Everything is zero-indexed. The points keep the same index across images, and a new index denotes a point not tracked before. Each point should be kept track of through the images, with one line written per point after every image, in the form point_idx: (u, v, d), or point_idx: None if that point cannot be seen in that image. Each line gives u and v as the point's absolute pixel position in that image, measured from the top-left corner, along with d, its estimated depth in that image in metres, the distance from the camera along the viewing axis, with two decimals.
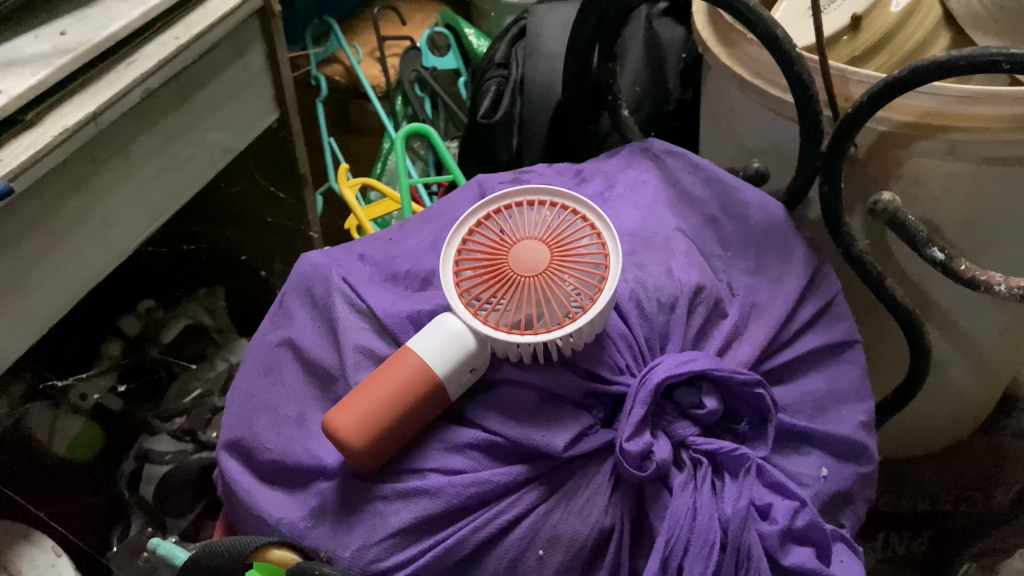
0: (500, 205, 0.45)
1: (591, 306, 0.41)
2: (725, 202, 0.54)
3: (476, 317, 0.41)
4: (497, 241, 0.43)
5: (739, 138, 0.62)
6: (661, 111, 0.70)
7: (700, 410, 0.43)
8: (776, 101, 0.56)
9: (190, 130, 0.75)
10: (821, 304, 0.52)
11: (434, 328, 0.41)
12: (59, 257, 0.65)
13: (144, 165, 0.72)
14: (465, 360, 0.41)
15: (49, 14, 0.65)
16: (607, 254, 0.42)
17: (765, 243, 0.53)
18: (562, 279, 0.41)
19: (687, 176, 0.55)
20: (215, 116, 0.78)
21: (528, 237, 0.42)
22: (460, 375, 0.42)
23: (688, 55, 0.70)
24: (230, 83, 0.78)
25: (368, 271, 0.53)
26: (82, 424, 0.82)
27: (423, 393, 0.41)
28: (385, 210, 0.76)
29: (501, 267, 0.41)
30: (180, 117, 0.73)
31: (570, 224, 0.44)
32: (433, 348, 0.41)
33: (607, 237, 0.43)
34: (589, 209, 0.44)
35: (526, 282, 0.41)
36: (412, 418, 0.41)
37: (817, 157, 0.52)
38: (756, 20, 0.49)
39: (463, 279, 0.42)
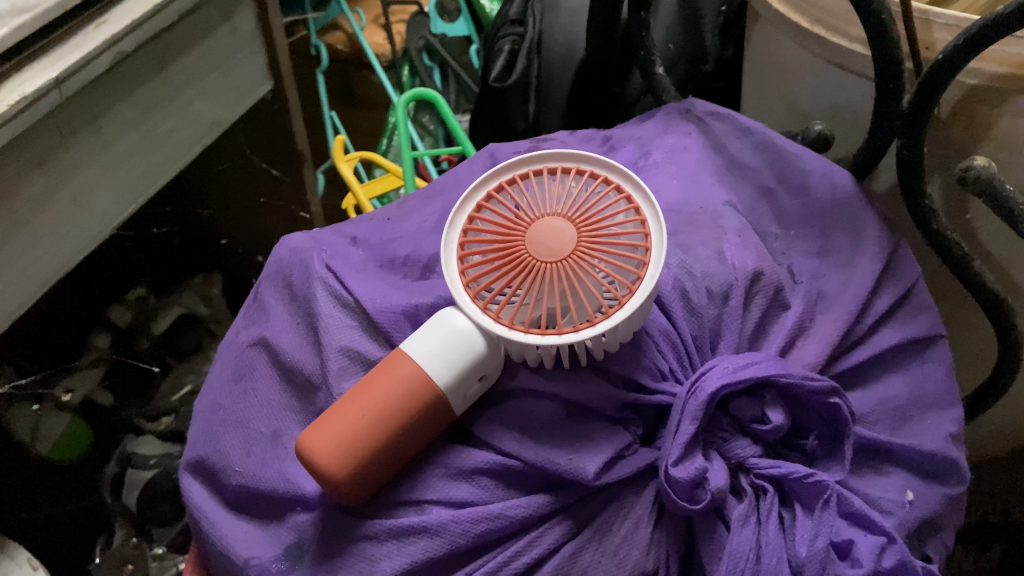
0: (514, 174, 0.37)
1: (628, 299, 0.33)
2: (781, 171, 0.45)
3: (486, 314, 0.33)
4: (511, 219, 0.34)
5: (793, 100, 0.53)
6: (697, 73, 0.62)
7: (763, 426, 0.35)
8: (842, 52, 0.48)
9: (173, 99, 0.67)
10: (900, 292, 0.43)
11: (433, 327, 0.34)
12: (22, 245, 0.57)
13: (119, 139, 0.63)
14: (472, 366, 0.33)
15: None
16: (648, 232, 0.34)
17: (831, 220, 0.44)
18: (592, 265, 0.33)
19: (736, 143, 0.47)
20: (200, 84, 0.69)
21: (549, 214, 0.34)
22: (466, 384, 0.34)
23: (728, 7, 0.61)
24: (216, 48, 0.69)
25: (361, 256, 0.45)
26: (69, 420, 0.72)
27: (420, 412, 0.33)
28: (387, 187, 0.68)
29: (517, 251, 0.33)
30: (160, 84, 0.65)
31: (601, 195, 0.35)
32: (433, 352, 0.33)
33: (647, 212, 0.35)
34: (623, 177, 0.36)
35: (547, 270, 0.33)
36: (406, 441, 0.33)
37: (897, 116, 0.43)
38: None
39: (470, 266, 0.34)
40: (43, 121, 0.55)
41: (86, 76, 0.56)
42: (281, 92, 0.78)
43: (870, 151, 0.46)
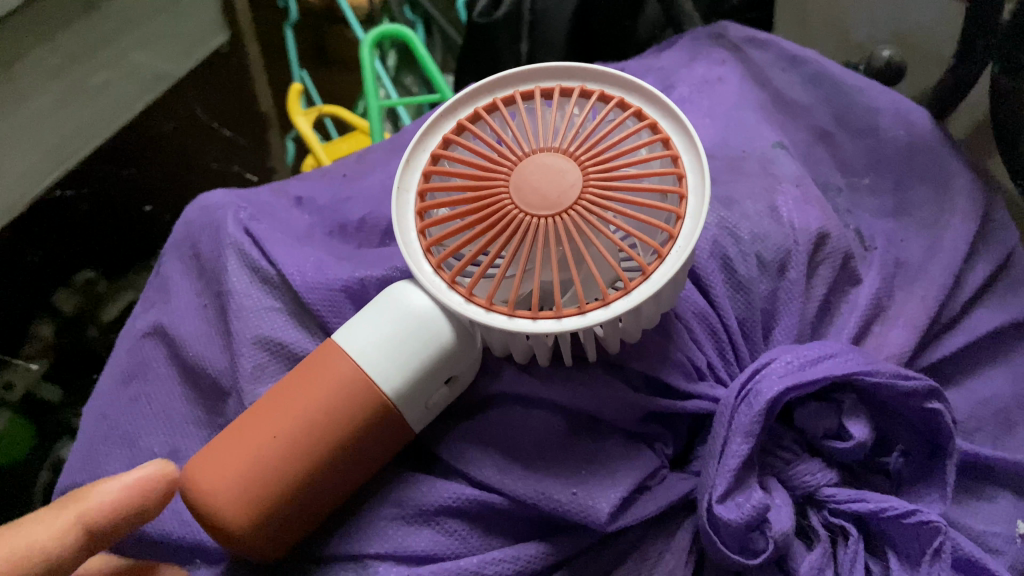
0: (496, 97, 0.26)
1: (655, 268, 0.23)
2: (840, 109, 0.36)
3: (453, 292, 0.23)
4: (487, 158, 0.24)
5: (844, 28, 0.44)
6: None
7: (840, 443, 0.25)
8: None
9: (108, 46, 0.55)
10: (999, 261, 0.33)
11: (380, 309, 0.24)
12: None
13: (38, 93, 0.51)
14: (437, 365, 0.24)
15: None
16: (682, 174, 0.24)
17: (907, 168, 0.34)
18: (605, 220, 0.23)
19: (781, 75, 0.37)
20: (141, 30, 0.57)
21: (544, 149, 0.24)
22: (429, 390, 0.24)
23: None
24: None
25: (306, 221, 0.35)
26: (6, 418, 0.58)
27: (360, 432, 0.23)
28: (354, 147, 0.58)
29: (497, 203, 0.23)
30: (89, 28, 0.53)
31: (614, 123, 0.25)
32: (381, 339, 0.23)
33: (680, 146, 0.25)
34: (645, 98, 0.25)
35: (539, 227, 0.23)
36: (336, 472, 0.24)
37: (995, 32, 0.33)
38: None
39: (433, 223, 0.24)
40: None
41: None
42: (240, 44, 0.68)
43: (956, 82, 0.36)
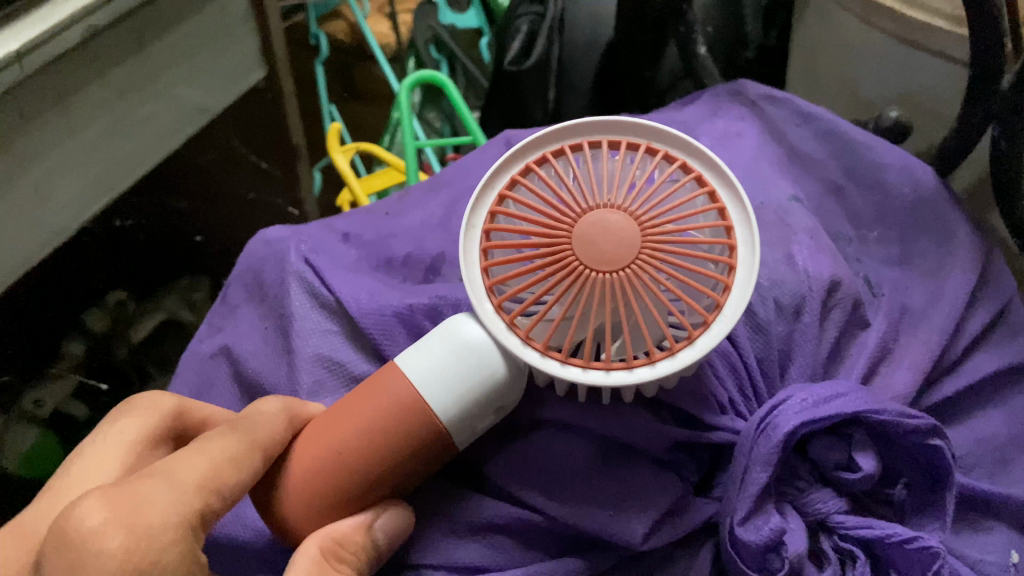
0: (569, 143, 0.29)
1: (700, 333, 0.26)
2: (851, 164, 0.39)
3: (513, 334, 0.26)
4: (555, 207, 0.26)
5: (853, 85, 0.47)
6: (737, 62, 0.58)
7: (849, 474, 0.28)
8: (919, 28, 0.41)
9: (157, 81, 0.57)
10: (996, 310, 0.36)
11: (438, 335, 0.27)
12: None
13: (90, 125, 0.53)
14: (483, 390, 0.27)
15: None
16: (734, 245, 0.26)
17: (911, 221, 0.37)
18: (661, 283, 0.26)
19: (796, 130, 0.40)
20: (189, 65, 0.60)
21: (609, 206, 0.26)
22: (476, 416, 0.27)
23: None
24: (210, 28, 0.60)
25: (354, 255, 0.38)
26: (38, 435, 0.60)
27: (412, 450, 0.27)
28: (387, 182, 0.62)
29: (563, 255, 0.26)
30: (140, 65, 0.55)
31: (676, 185, 0.27)
32: (442, 368, 0.27)
33: (734, 215, 0.27)
34: (707, 164, 0.28)
35: (601, 283, 0.25)
36: (388, 482, 0.27)
37: (995, 99, 0.36)
38: None
39: (500, 264, 0.27)
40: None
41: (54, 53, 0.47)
42: (276, 81, 0.67)
43: (958, 142, 0.39)
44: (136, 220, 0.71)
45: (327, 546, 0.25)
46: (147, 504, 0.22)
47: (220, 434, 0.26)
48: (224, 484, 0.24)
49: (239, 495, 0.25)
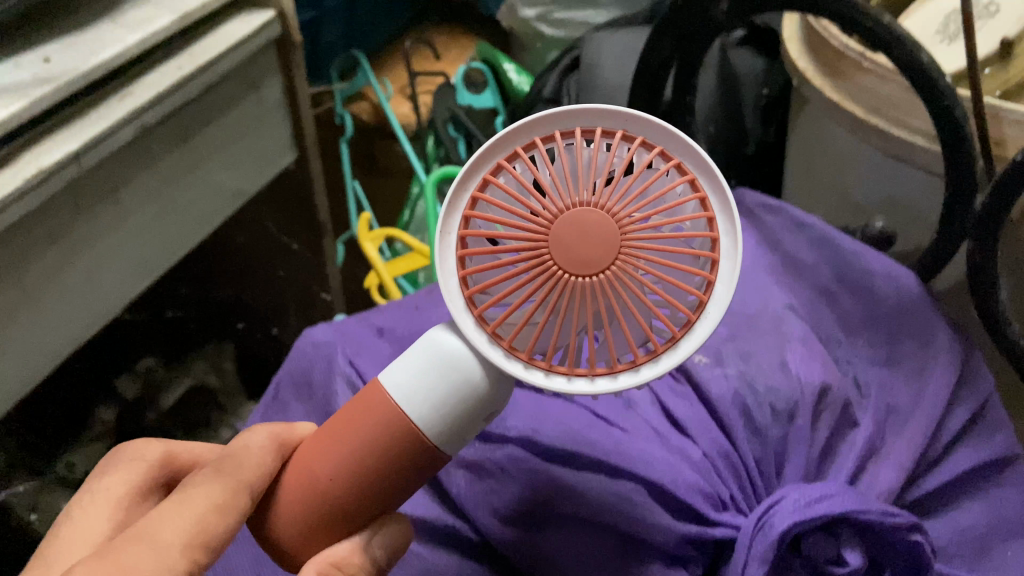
0: (542, 129, 0.28)
1: (682, 333, 0.27)
2: (842, 269, 0.43)
3: (496, 345, 0.28)
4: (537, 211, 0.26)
5: (846, 186, 0.52)
6: (738, 155, 0.63)
7: (840, 569, 0.31)
8: (902, 145, 0.46)
9: (196, 171, 0.62)
10: (975, 408, 0.39)
11: (420, 351, 0.28)
12: (32, 325, 0.52)
13: (137, 212, 0.58)
14: (466, 407, 0.28)
15: (35, 42, 0.55)
16: (716, 239, 0.27)
17: (897, 324, 0.41)
18: (642, 287, 0.26)
19: (791, 237, 0.45)
20: (226, 155, 0.65)
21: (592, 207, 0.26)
22: (463, 425, 0.29)
23: (770, 90, 0.63)
24: (246, 120, 0.65)
25: (389, 348, 0.42)
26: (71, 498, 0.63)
27: (398, 464, 0.28)
28: (412, 266, 0.65)
29: (544, 262, 0.26)
30: (182, 156, 0.60)
31: (656, 177, 0.27)
32: (426, 372, 0.28)
33: (715, 205, 0.27)
34: (686, 150, 0.27)
35: (583, 290, 0.26)
36: (379, 492, 0.29)
37: (970, 216, 0.40)
38: (885, 35, 0.39)
39: (481, 271, 0.27)
40: (61, 193, 0.50)
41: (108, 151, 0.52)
42: (305, 161, 0.72)
43: (938, 252, 0.43)
44: (181, 310, 0.79)
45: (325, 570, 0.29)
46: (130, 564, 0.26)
47: (204, 483, 0.29)
48: (206, 533, 0.28)
49: (229, 537, 0.29)
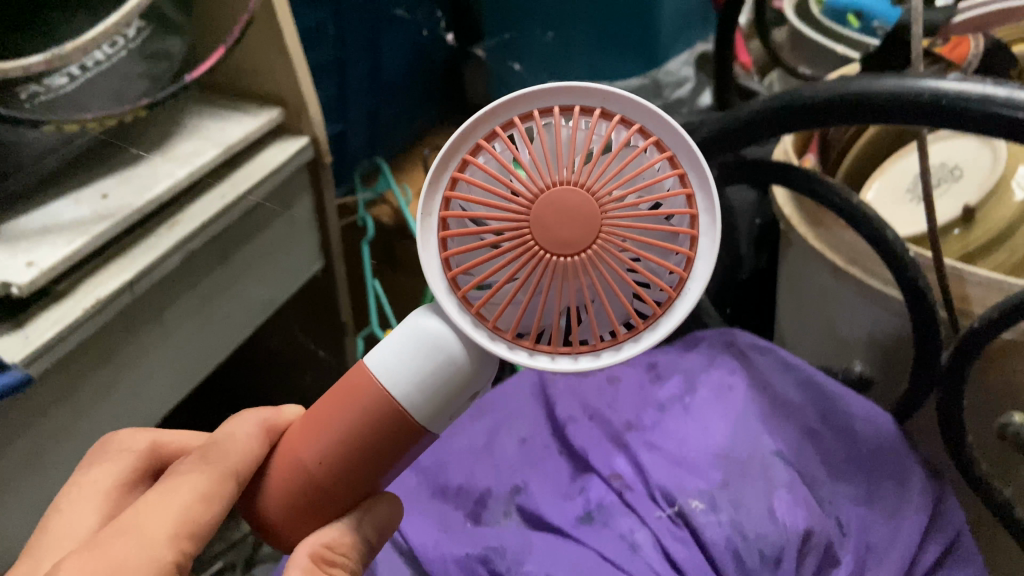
0: (528, 104, 0.33)
1: (662, 308, 0.32)
2: (825, 411, 0.48)
3: (480, 328, 0.33)
4: (519, 190, 0.31)
5: (833, 321, 0.56)
6: (733, 279, 0.69)
7: None
8: (879, 293, 0.51)
9: (208, 277, 0.72)
10: (946, 546, 0.43)
11: (404, 337, 0.34)
12: (67, 418, 0.61)
13: (158, 317, 0.67)
14: (442, 386, 0.34)
15: (91, 178, 0.67)
16: (694, 214, 0.32)
17: (875, 465, 0.46)
18: (616, 258, 0.31)
19: (780, 377, 0.50)
20: (236, 258, 0.75)
21: (570, 182, 0.31)
22: (446, 403, 0.35)
23: (762, 221, 0.69)
24: (254, 220, 0.76)
25: (415, 483, 0.48)
26: None
27: (384, 437, 0.34)
28: None
29: (528, 237, 0.31)
30: (198, 262, 0.70)
31: (632, 151, 0.32)
32: (411, 353, 0.34)
33: (693, 180, 0.32)
34: (662, 127, 0.32)
35: (565, 265, 0.31)
36: (369, 462, 0.35)
37: (937, 369, 0.46)
38: (861, 219, 0.46)
39: (474, 250, 0.32)
40: (101, 308, 0.59)
41: (156, 275, 0.64)
42: None
43: (910, 398, 0.48)
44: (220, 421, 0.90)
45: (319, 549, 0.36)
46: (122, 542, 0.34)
47: (192, 471, 0.37)
48: (194, 518, 0.36)
49: (213, 518, 0.37)
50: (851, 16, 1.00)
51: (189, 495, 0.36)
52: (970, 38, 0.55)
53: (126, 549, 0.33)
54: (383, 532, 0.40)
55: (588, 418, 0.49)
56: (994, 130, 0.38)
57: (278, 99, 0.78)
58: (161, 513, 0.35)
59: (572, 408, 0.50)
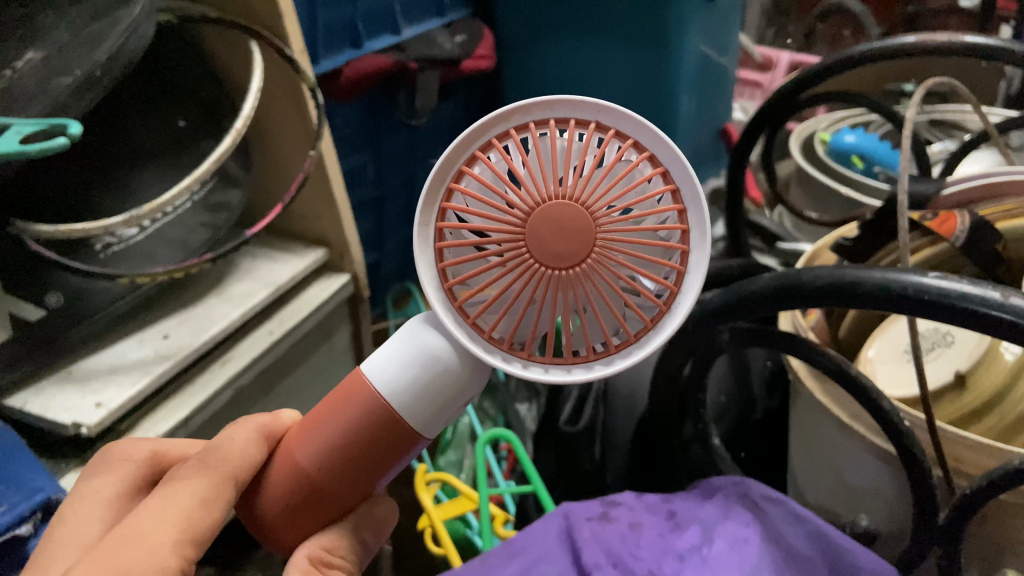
0: (529, 118, 0.41)
1: (653, 321, 0.41)
2: (834, 563, 0.52)
3: (477, 341, 0.42)
4: (516, 203, 0.39)
5: (839, 471, 0.60)
6: (747, 419, 0.75)
7: None
8: (879, 449, 0.54)
9: (251, 408, 0.76)
10: None
11: (407, 349, 0.43)
12: None
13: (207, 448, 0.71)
14: (433, 394, 0.42)
15: (155, 320, 0.73)
16: (684, 229, 0.40)
17: None
18: (606, 269, 0.40)
19: (791, 528, 0.54)
20: (278, 389, 0.80)
21: (565, 195, 0.39)
22: (435, 412, 0.43)
23: (772, 364, 0.77)
24: (298, 351, 0.81)
25: None
26: None
27: (383, 437, 0.43)
28: (458, 509, 0.80)
29: (528, 256, 0.40)
30: (243, 395, 0.75)
31: (626, 163, 0.40)
32: (406, 367, 0.42)
33: (688, 199, 0.41)
34: (654, 140, 0.40)
35: (564, 276, 0.40)
36: (367, 458, 0.44)
37: (934, 529, 0.49)
38: (863, 391, 0.51)
39: (490, 256, 0.40)
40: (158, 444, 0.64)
41: (211, 410, 0.69)
42: None
43: (912, 554, 0.52)
44: None
45: (315, 551, 0.45)
46: (122, 558, 0.40)
47: (193, 478, 0.44)
48: (192, 530, 0.43)
49: (211, 528, 0.44)
50: (854, 157, 1.10)
51: (191, 500, 0.43)
52: (955, 213, 0.64)
53: (137, 553, 0.40)
54: (378, 529, 0.49)
55: (613, 565, 0.52)
56: (958, 319, 0.43)
57: (323, 240, 0.85)
58: (165, 522, 0.42)
59: (597, 556, 0.53)
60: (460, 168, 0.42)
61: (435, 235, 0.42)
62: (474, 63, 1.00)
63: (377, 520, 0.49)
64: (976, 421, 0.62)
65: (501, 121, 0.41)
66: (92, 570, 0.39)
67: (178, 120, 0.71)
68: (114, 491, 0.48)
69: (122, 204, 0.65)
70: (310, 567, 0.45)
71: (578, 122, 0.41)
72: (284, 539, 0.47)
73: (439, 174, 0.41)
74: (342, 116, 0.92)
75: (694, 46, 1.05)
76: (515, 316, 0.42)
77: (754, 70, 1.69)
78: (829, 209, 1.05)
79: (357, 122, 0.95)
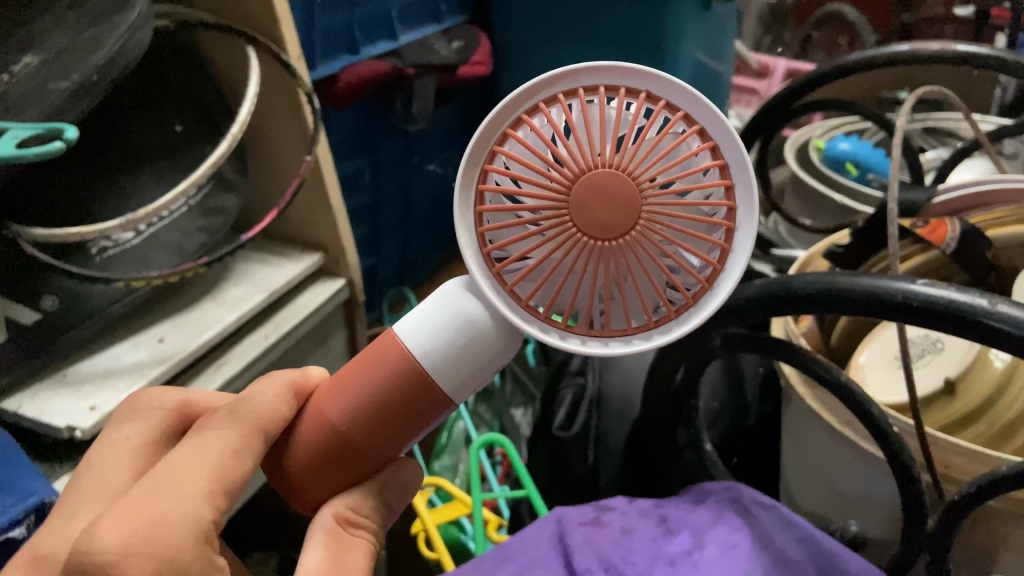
0: (578, 84, 0.40)
1: (693, 297, 0.41)
2: (824, 568, 0.52)
3: (517, 308, 0.42)
4: (561, 171, 0.39)
5: (829, 477, 0.60)
6: (740, 425, 0.75)
7: None
8: (868, 454, 0.55)
9: None
10: None
11: (445, 310, 0.43)
12: None
13: None
14: (468, 358, 0.42)
15: (150, 324, 0.74)
16: (730, 207, 0.40)
17: None
18: (650, 242, 0.40)
19: (781, 533, 0.54)
20: None
21: (609, 164, 0.39)
22: (468, 377, 0.43)
23: (764, 370, 0.78)
24: (294, 354, 0.81)
25: None
26: None
27: (418, 400, 0.43)
28: (453, 513, 0.81)
29: (571, 225, 0.40)
30: None
31: (673, 136, 0.40)
32: (443, 329, 0.42)
33: (735, 175, 0.40)
34: (704, 114, 0.40)
35: (608, 247, 0.39)
36: (399, 420, 0.44)
37: (924, 534, 0.50)
38: (853, 397, 0.52)
39: (533, 223, 0.40)
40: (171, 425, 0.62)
41: None
42: None
43: (901, 560, 0.52)
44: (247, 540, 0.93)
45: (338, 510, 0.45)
46: (158, 504, 0.37)
47: (223, 432, 0.43)
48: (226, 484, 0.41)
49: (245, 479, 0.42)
50: (848, 165, 1.11)
51: (224, 451, 0.41)
52: (947, 220, 0.65)
53: (170, 502, 0.38)
54: (400, 494, 0.48)
55: (604, 570, 0.53)
56: (956, 324, 0.43)
57: (319, 246, 0.85)
58: (198, 472, 0.40)
59: (589, 561, 0.53)
60: (506, 132, 0.41)
61: (476, 198, 0.42)
62: (471, 69, 1.00)
63: (401, 483, 0.48)
64: (968, 426, 0.63)
65: (549, 86, 0.40)
66: (127, 519, 0.36)
67: (175, 124, 0.71)
68: (144, 441, 0.46)
69: (118, 207, 0.65)
70: (334, 527, 0.45)
71: (629, 90, 0.41)
72: (305, 500, 0.46)
73: (483, 137, 0.41)
74: (339, 121, 0.92)
75: (688, 54, 1.06)
76: (556, 286, 0.42)
77: (750, 78, 1.70)
78: (822, 216, 1.05)
79: (355, 128, 0.96)
